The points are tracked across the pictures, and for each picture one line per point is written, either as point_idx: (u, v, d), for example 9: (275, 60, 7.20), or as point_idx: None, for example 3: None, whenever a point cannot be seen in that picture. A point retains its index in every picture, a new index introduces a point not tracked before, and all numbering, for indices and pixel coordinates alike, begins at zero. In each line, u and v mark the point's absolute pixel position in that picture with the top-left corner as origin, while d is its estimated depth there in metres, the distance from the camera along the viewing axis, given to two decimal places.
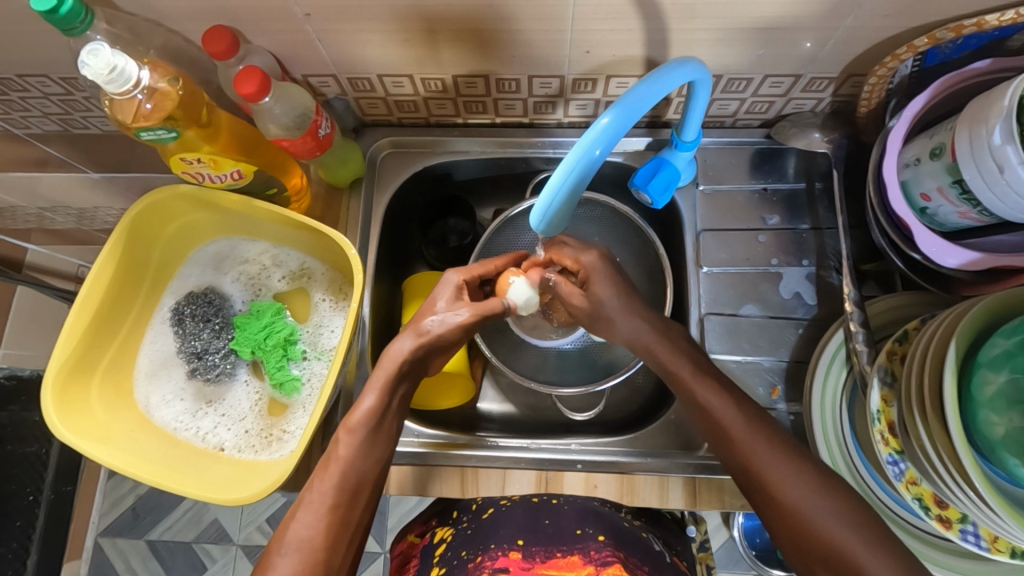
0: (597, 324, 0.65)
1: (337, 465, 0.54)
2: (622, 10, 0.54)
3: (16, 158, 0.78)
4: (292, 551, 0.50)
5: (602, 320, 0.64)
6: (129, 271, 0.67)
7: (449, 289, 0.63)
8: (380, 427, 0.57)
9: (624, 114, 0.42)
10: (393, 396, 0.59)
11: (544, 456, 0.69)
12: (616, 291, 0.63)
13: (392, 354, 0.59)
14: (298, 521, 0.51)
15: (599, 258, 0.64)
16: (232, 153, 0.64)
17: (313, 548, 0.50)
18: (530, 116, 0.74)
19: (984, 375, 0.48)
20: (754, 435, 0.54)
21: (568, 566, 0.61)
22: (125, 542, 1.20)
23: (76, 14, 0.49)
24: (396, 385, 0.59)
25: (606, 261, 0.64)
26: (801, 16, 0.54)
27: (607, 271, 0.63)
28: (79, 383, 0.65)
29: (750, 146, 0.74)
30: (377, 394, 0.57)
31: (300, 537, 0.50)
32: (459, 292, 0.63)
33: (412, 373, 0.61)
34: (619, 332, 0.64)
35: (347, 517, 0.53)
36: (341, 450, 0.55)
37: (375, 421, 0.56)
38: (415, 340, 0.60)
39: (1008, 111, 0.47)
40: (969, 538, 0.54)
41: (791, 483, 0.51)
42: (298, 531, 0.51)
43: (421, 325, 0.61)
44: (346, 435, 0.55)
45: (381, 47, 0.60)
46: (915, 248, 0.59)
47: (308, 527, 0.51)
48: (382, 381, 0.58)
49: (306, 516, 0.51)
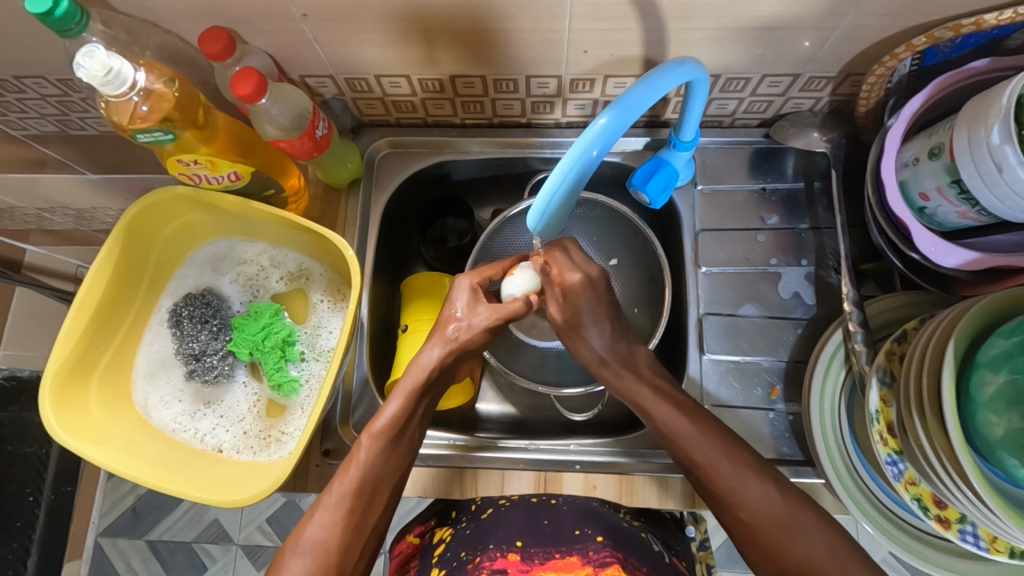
0: (567, 336, 0.63)
1: (357, 468, 0.54)
2: (620, 9, 0.54)
3: (15, 159, 0.78)
4: (306, 551, 0.50)
5: (572, 333, 0.63)
6: (126, 272, 0.67)
7: (464, 293, 0.63)
8: (404, 435, 0.57)
9: (623, 115, 0.42)
10: (419, 404, 0.59)
11: (543, 457, 0.69)
12: (596, 309, 0.61)
13: (421, 363, 0.60)
14: (315, 522, 0.51)
15: (584, 279, 0.60)
16: (229, 154, 0.64)
17: (327, 550, 0.50)
18: (528, 116, 0.74)
19: (983, 375, 0.48)
20: (716, 453, 0.54)
21: (566, 567, 0.59)
22: (125, 542, 1.20)
23: (72, 16, 0.49)
24: (423, 394, 0.59)
25: (590, 285, 0.61)
26: (799, 16, 0.54)
27: (587, 293, 0.61)
28: (78, 385, 0.65)
29: (749, 145, 0.74)
30: (402, 400, 0.58)
31: (315, 537, 0.51)
32: (476, 294, 0.63)
33: (439, 385, 0.61)
34: (587, 348, 0.63)
35: (362, 523, 0.53)
36: (362, 454, 0.55)
37: (398, 428, 0.57)
38: (443, 348, 0.61)
39: (1006, 111, 0.47)
40: (968, 538, 0.54)
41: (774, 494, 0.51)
42: (313, 531, 0.51)
43: (446, 333, 0.62)
44: (368, 441, 0.55)
45: (378, 47, 0.60)
46: (914, 248, 0.58)
47: (323, 529, 0.51)
48: (410, 387, 0.59)
49: (323, 518, 0.52)
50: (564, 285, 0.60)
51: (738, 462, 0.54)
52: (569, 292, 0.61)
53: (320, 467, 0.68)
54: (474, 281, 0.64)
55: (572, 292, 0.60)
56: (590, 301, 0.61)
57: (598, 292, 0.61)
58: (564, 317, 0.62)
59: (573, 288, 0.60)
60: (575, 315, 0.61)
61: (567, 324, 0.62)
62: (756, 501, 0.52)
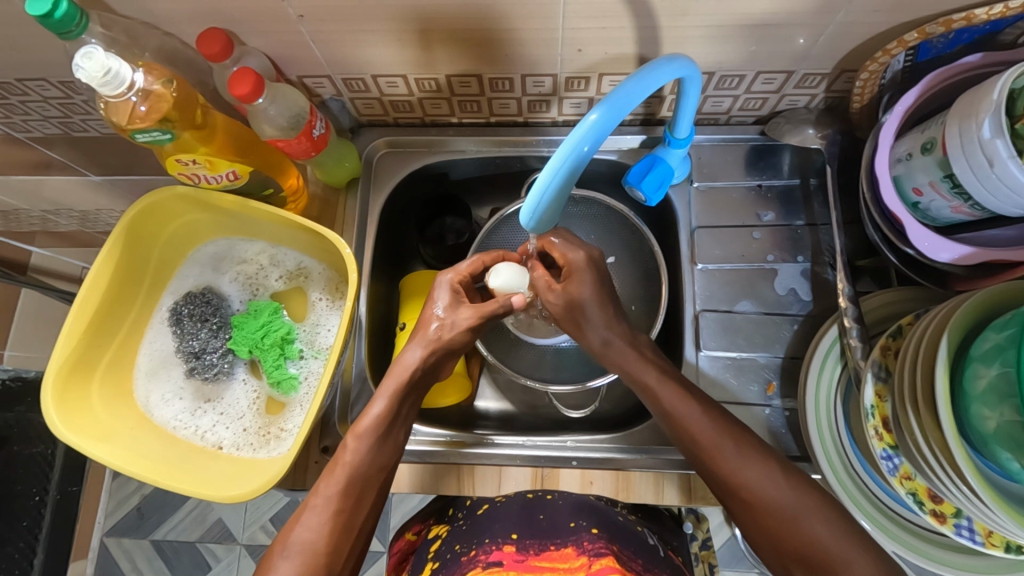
0: (570, 325, 0.64)
1: (344, 469, 0.54)
2: (613, 8, 0.54)
3: (18, 161, 0.79)
4: (294, 553, 0.50)
5: (575, 320, 0.63)
6: (127, 271, 0.68)
7: (445, 291, 0.64)
8: (390, 434, 0.57)
9: (613, 110, 0.42)
10: (403, 405, 0.59)
11: (539, 453, 0.70)
12: (599, 292, 0.62)
13: (404, 363, 0.60)
14: (303, 524, 0.52)
15: (587, 258, 0.63)
16: (228, 153, 0.64)
17: (315, 552, 0.51)
18: (524, 115, 0.74)
19: (975, 368, 0.48)
20: (735, 432, 0.54)
21: (561, 558, 0.59)
22: (131, 542, 1.21)
23: (72, 17, 0.49)
24: (407, 396, 0.60)
25: (592, 263, 0.63)
26: (792, 12, 0.55)
27: (590, 273, 0.62)
28: (79, 383, 0.65)
29: (745, 143, 0.75)
30: (386, 401, 0.58)
31: (303, 540, 0.51)
32: (456, 293, 0.64)
33: (423, 383, 0.62)
34: (588, 337, 0.62)
35: (350, 522, 0.53)
36: (348, 455, 0.55)
37: (384, 427, 0.57)
38: (424, 348, 0.61)
39: (997, 105, 0.47)
40: (963, 532, 0.54)
41: (773, 481, 0.52)
42: (301, 533, 0.51)
43: (428, 330, 0.62)
44: (354, 440, 0.56)
45: (374, 47, 0.61)
46: (908, 243, 0.59)
47: (312, 531, 0.51)
48: (393, 388, 0.59)
49: (311, 520, 0.52)
50: (567, 263, 0.63)
51: (741, 445, 0.54)
52: (573, 273, 0.62)
53: (319, 463, 0.69)
54: (455, 278, 0.65)
55: (576, 270, 0.62)
56: (592, 284, 0.62)
57: (600, 276, 0.63)
58: (568, 299, 0.62)
59: (577, 265, 0.62)
60: (577, 297, 0.62)
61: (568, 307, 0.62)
62: (757, 477, 0.52)
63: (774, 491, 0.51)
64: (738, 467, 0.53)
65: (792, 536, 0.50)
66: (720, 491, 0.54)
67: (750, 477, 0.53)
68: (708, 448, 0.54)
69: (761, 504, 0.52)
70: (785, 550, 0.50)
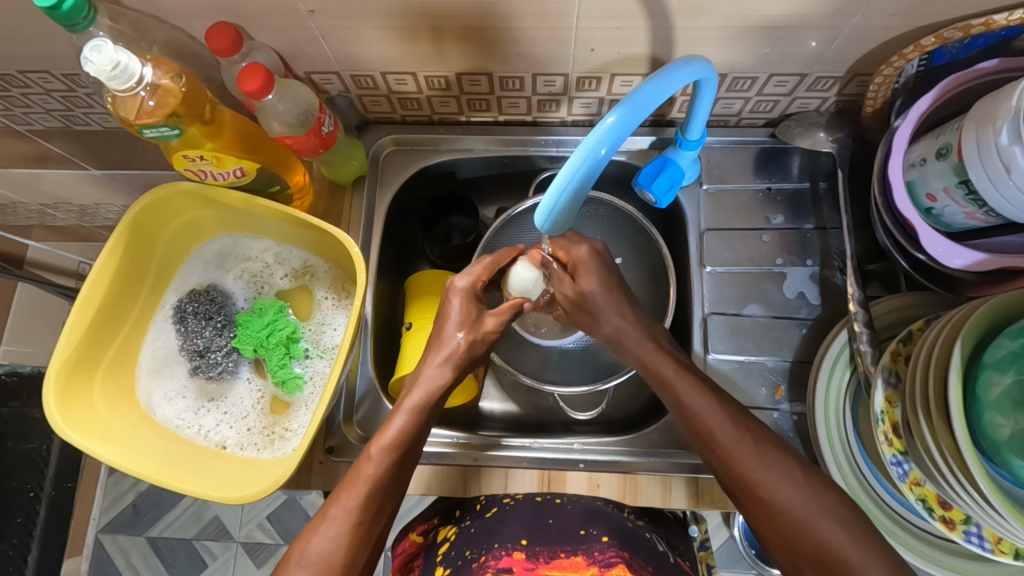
0: (582, 317, 0.64)
1: (365, 482, 0.54)
2: (628, 7, 0.53)
3: (17, 154, 0.78)
4: (311, 564, 0.50)
5: (587, 315, 0.64)
6: (131, 267, 0.67)
7: (463, 301, 0.63)
8: (413, 447, 0.57)
9: (631, 114, 0.42)
10: (425, 418, 0.59)
11: (546, 455, 0.69)
12: (607, 285, 0.62)
13: (428, 375, 0.60)
14: (321, 535, 0.51)
15: (590, 250, 0.63)
16: (235, 149, 0.64)
17: (332, 563, 0.50)
18: (534, 114, 0.74)
19: (989, 376, 0.48)
20: (744, 437, 0.54)
21: (572, 566, 0.60)
22: (126, 539, 1.20)
23: (80, 10, 0.48)
24: (428, 408, 0.59)
25: (596, 255, 0.63)
26: (807, 15, 0.54)
27: (595, 265, 0.62)
28: (82, 382, 0.64)
29: (754, 145, 0.74)
30: (408, 416, 0.58)
31: (320, 551, 0.51)
32: (474, 300, 0.63)
33: (446, 397, 0.61)
34: (603, 328, 0.63)
35: (368, 533, 0.53)
36: (370, 467, 0.54)
37: (407, 442, 0.56)
38: (450, 363, 0.61)
39: (1015, 111, 0.47)
40: (972, 539, 0.53)
41: (790, 480, 0.51)
42: (319, 544, 0.51)
43: (446, 341, 0.61)
44: (377, 454, 0.55)
45: (382, 44, 0.60)
46: (920, 248, 0.58)
47: (330, 542, 0.51)
48: (418, 402, 0.59)
49: (329, 531, 0.51)
50: (571, 258, 0.63)
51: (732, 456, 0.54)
52: (577, 267, 0.63)
53: (323, 464, 0.68)
54: (471, 284, 0.64)
55: (581, 264, 0.63)
56: (597, 276, 0.62)
57: (605, 266, 0.63)
58: (577, 294, 0.63)
59: (581, 259, 0.63)
60: (585, 289, 0.62)
61: (579, 298, 0.63)
62: (768, 481, 0.52)
63: (789, 492, 0.51)
64: (754, 463, 0.53)
65: (803, 556, 0.50)
66: (741, 490, 0.54)
67: (756, 481, 0.52)
68: (725, 444, 0.54)
69: (762, 508, 0.52)
70: (794, 555, 0.50)
